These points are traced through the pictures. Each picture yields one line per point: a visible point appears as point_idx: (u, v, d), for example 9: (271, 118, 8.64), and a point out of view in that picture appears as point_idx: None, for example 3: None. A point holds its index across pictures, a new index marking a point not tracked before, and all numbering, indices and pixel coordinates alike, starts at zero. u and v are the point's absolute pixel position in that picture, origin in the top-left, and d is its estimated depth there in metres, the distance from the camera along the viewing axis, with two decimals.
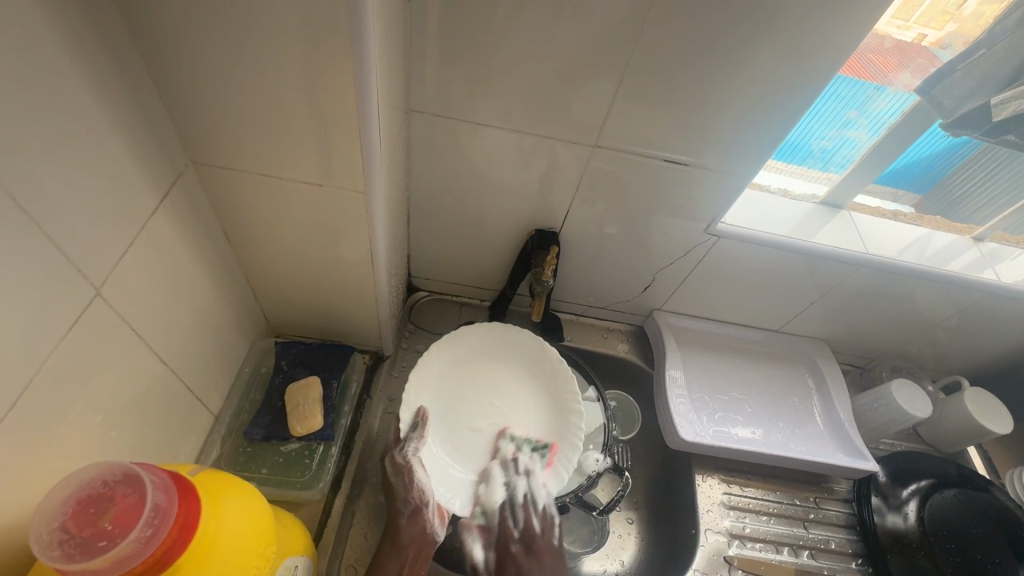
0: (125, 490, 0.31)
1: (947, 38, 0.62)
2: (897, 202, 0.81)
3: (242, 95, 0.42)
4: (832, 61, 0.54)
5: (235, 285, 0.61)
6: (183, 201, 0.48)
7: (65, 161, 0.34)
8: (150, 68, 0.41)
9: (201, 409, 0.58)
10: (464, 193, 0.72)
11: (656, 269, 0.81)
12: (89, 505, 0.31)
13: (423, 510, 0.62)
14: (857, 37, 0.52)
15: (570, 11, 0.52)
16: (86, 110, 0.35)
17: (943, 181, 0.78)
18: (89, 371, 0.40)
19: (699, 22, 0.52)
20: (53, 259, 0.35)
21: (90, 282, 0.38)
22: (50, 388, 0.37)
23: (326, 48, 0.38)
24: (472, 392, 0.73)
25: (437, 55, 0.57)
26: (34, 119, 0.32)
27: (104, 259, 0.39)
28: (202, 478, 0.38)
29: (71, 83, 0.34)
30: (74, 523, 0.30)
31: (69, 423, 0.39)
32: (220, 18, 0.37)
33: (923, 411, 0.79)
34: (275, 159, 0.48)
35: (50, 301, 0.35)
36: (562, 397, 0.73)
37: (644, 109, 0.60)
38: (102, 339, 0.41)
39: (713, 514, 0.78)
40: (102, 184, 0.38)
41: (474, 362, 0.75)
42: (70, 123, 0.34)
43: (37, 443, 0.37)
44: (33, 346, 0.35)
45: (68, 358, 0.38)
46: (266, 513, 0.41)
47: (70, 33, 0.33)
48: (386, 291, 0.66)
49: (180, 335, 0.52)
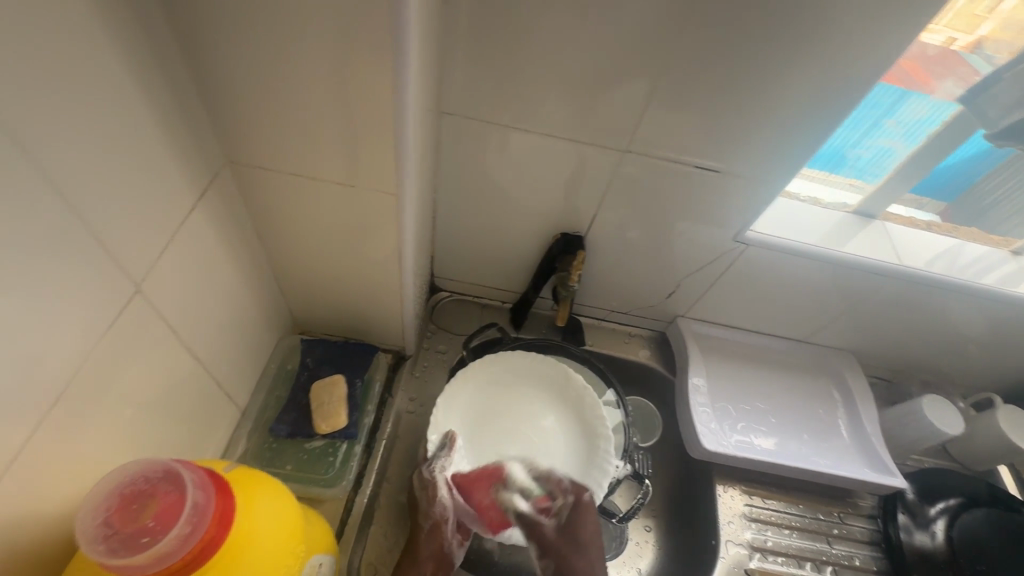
0: (166, 488, 0.33)
1: (979, 41, 0.60)
2: (921, 210, 0.78)
3: (281, 96, 0.42)
4: (874, 68, 0.53)
5: (264, 283, 0.62)
6: (219, 200, 0.49)
7: (112, 159, 0.35)
8: (192, 69, 0.41)
9: (229, 404, 0.59)
10: (491, 195, 0.72)
11: (682, 275, 0.80)
12: (132, 501, 0.32)
13: (442, 527, 0.62)
14: (900, 45, 0.51)
15: (606, 14, 0.52)
16: (133, 111, 0.36)
17: (971, 189, 0.75)
18: (128, 365, 0.41)
19: (738, 28, 0.51)
20: (99, 256, 0.36)
21: (131, 278, 0.39)
22: (91, 382, 0.38)
23: (366, 51, 0.38)
24: (500, 417, 0.73)
25: (470, 57, 0.57)
26: (83, 118, 0.32)
27: (145, 255, 0.40)
28: (236, 476, 0.39)
29: (118, 83, 0.34)
30: (119, 518, 0.32)
31: (108, 416, 0.40)
32: (264, 20, 0.37)
33: (955, 428, 0.77)
34: (309, 160, 0.48)
35: (95, 297, 0.36)
36: (591, 424, 0.74)
37: (677, 115, 0.59)
38: (141, 335, 0.42)
39: (734, 526, 0.77)
40: (146, 183, 0.39)
41: (504, 387, 0.76)
42: (117, 123, 0.35)
43: (78, 435, 0.38)
44: (76, 342, 0.36)
45: (109, 352, 0.39)
46: (294, 513, 0.41)
47: (121, 35, 0.34)
48: (412, 291, 0.66)
49: (212, 331, 0.53)
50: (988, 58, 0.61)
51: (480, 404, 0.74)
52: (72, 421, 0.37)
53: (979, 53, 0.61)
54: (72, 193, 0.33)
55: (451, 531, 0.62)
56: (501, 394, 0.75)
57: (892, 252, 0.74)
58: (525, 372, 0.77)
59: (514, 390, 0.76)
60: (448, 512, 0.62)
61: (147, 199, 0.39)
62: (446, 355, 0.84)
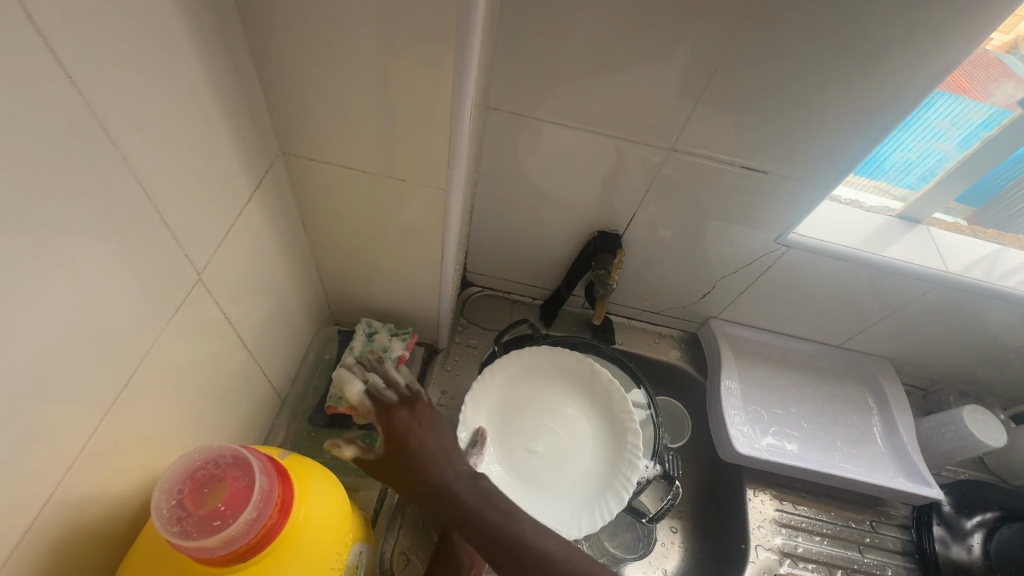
0: (235, 473, 0.35)
1: (1015, 42, 0.59)
2: (947, 214, 0.76)
3: (340, 89, 0.43)
4: (936, 70, 0.51)
5: (306, 273, 0.63)
6: (272, 191, 0.49)
7: (182, 151, 0.36)
8: (255, 60, 0.41)
9: (270, 391, 0.60)
10: (530, 191, 0.72)
11: (718, 277, 0.79)
12: (203, 484, 0.34)
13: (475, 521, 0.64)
14: (966, 47, 0.49)
15: (661, 10, 0.51)
16: (202, 103, 0.37)
17: (1001, 196, 0.72)
18: (185, 352, 0.42)
19: (799, 27, 0.50)
20: (166, 244, 0.36)
21: (194, 267, 0.40)
22: (154, 367, 0.39)
23: (429, 46, 0.38)
24: (528, 413, 0.76)
25: (520, 52, 0.56)
26: (160, 109, 0.33)
27: (206, 246, 0.41)
28: (292, 462, 0.40)
29: (190, 74, 0.35)
30: (190, 501, 0.33)
31: (167, 400, 0.41)
32: (329, 12, 0.38)
33: (995, 441, 0.75)
34: (360, 153, 0.48)
35: (161, 285, 0.37)
36: (618, 418, 0.75)
37: (725, 113, 0.58)
38: (198, 322, 0.42)
39: (764, 530, 0.77)
40: (210, 174, 0.39)
41: (530, 384, 0.78)
42: (187, 113, 0.35)
43: (139, 419, 0.39)
44: (142, 327, 0.36)
45: (170, 339, 0.40)
46: (346, 503, 0.42)
47: (195, 30, 0.34)
48: (450, 285, 0.67)
49: (258, 319, 0.53)
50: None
51: (507, 402, 0.76)
52: (136, 403, 0.38)
53: (1014, 55, 0.60)
54: (145, 182, 0.33)
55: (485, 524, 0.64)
56: (528, 391, 0.77)
57: (936, 257, 0.72)
58: (549, 368, 0.79)
59: (542, 387, 0.78)
60: None
61: (209, 189, 0.40)
62: (477, 350, 0.84)
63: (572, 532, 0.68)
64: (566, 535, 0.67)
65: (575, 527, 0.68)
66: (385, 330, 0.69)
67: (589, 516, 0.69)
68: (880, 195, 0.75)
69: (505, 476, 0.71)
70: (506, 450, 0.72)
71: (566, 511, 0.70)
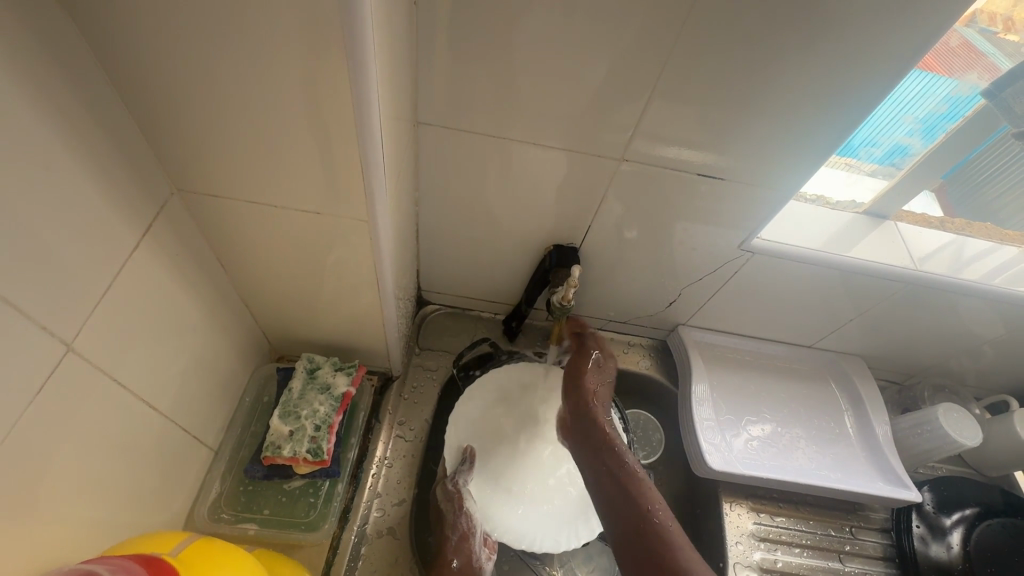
0: None
1: (974, 14, 0.52)
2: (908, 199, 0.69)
3: (235, 119, 0.40)
4: (874, 62, 0.49)
5: (226, 312, 0.58)
6: (159, 237, 0.45)
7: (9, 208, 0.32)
8: (127, 91, 0.38)
9: (192, 442, 0.56)
10: (474, 208, 0.67)
11: (683, 285, 0.76)
12: None
13: (470, 538, 0.64)
14: (911, 34, 0.46)
15: (581, 15, 0.47)
16: (36, 154, 0.33)
17: (965, 168, 0.67)
18: (58, 423, 0.38)
19: (730, 23, 0.46)
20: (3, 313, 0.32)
21: (50, 332, 0.36)
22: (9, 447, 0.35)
23: (317, 61, 0.35)
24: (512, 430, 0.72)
25: (444, 60, 0.51)
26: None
27: (69, 310, 0.37)
28: (187, 558, 0.39)
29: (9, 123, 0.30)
30: None
31: (40, 479, 0.38)
32: (203, 38, 0.34)
33: (971, 439, 0.74)
34: (274, 187, 0.46)
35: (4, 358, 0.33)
36: None
37: (667, 118, 0.55)
38: (67, 390, 0.38)
39: (742, 546, 0.74)
40: (54, 229, 0.35)
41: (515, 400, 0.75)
42: (11, 163, 0.31)
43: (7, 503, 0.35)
44: (7, 395, 0.34)
45: (30, 414, 0.36)
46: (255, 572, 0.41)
47: (12, 75, 0.30)
48: (393, 312, 0.62)
49: (161, 373, 0.49)
50: (984, 32, 0.55)
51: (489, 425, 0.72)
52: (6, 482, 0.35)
53: (974, 27, 0.54)
54: None
55: (479, 542, 0.65)
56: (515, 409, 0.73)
57: (906, 255, 0.69)
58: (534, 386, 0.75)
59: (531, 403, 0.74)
60: (475, 523, 0.65)
61: (58, 244, 0.36)
62: (437, 373, 0.80)
63: (573, 541, 0.66)
64: (565, 545, 0.66)
65: (572, 536, 0.67)
66: (328, 364, 0.66)
67: (586, 523, 0.68)
68: (851, 172, 0.69)
69: (494, 495, 0.68)
70: (494, 471, 0.70)
71: (561, 521, 0.68)
